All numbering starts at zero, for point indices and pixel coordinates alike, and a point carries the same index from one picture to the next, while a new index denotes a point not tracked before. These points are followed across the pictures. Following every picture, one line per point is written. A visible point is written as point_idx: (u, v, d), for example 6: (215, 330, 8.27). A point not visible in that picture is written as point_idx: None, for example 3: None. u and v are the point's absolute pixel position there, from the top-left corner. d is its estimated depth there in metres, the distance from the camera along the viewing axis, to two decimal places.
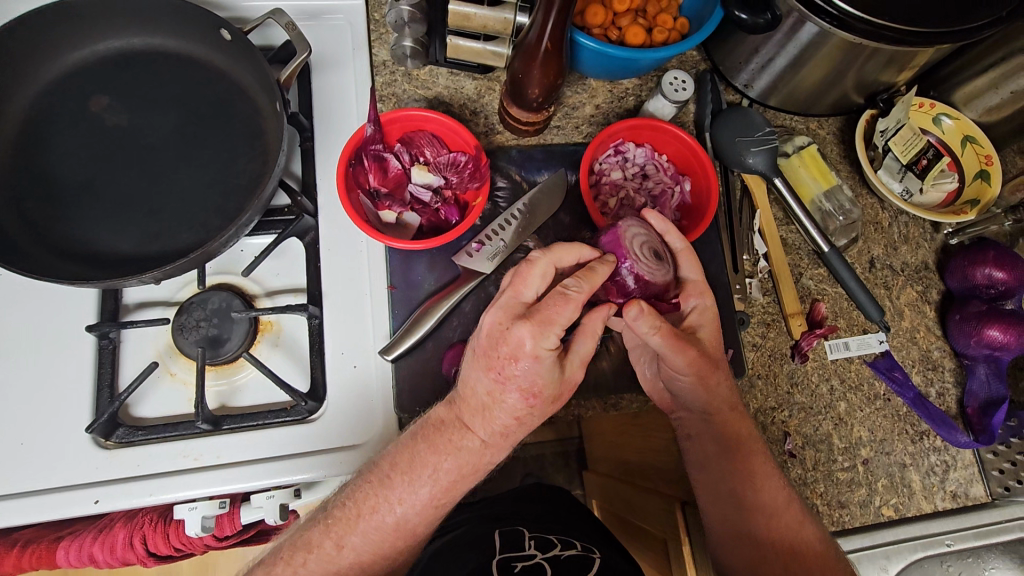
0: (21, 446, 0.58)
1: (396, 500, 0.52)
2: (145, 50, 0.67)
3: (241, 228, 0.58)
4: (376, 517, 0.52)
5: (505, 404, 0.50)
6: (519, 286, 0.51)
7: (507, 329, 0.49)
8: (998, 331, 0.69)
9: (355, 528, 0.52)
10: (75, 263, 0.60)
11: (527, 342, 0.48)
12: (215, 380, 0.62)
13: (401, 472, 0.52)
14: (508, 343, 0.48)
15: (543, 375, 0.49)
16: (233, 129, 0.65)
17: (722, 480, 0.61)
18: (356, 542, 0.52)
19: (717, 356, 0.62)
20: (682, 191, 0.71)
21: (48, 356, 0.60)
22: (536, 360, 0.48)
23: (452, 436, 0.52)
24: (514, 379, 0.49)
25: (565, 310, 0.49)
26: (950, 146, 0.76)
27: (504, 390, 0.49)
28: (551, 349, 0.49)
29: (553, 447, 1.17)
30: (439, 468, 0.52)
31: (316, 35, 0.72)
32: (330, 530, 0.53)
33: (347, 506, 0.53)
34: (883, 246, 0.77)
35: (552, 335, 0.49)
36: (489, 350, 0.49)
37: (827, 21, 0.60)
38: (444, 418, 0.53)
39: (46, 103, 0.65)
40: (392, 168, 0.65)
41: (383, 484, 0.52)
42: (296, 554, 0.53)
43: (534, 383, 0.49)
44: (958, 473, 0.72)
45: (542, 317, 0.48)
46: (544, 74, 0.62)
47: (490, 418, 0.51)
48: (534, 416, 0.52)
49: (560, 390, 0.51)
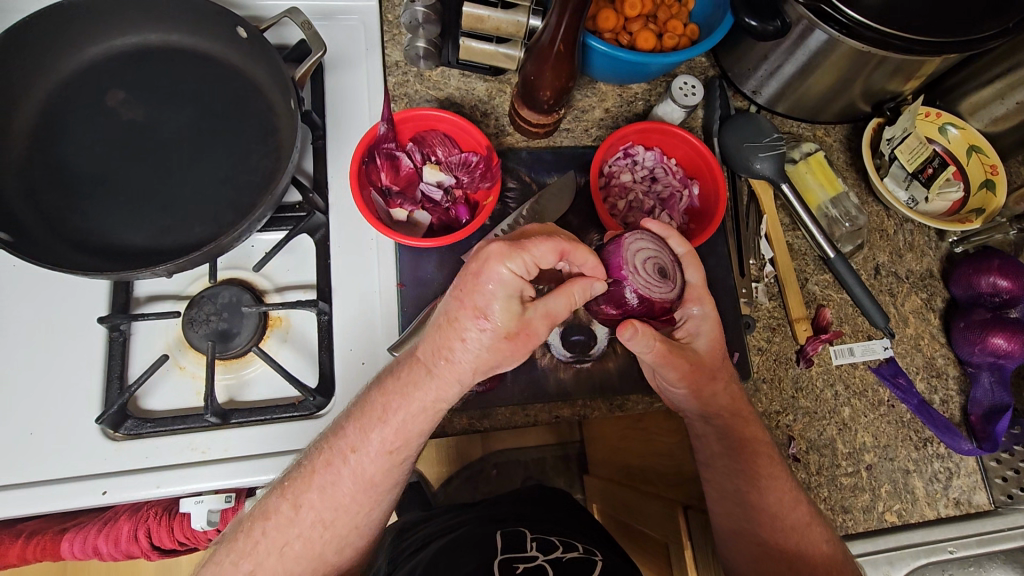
0: (31, 436, 0.58)
1: (349, 449, 0.52)
2: (162, 46, 0.68)
3: (255, 222, 0.59)
4: (331, 471, 0.52)
5: (459, 324, 0.48)
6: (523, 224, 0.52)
7: (482, 249, 0.48)
8: (1002, 339, 0.69)
9: (312, 484, 0.52)
10: (88, 254, 0.60)
11: (492, 260, 0.47)
12: (224, 374, 0.63)
13: (354, 421, 0.52)
14: (476, 259, 0.48)
15: (502, 301, 0.47)
16: (247, 126, 0.65)
17: (727, 478, 0.62)
18: (313, 499, 0.52)
19: (717, 364, 0.61)
20: (690, 195, 0.71)
21: (60, 346, 0.61)
22: (496, 282, 0.47)
23: (404, 374, 0.52)
24: (473, 295, 0.48)
25: (541, 243, 0.48)
26: (955, 154, 0.77)
27: (461, 308, 0.48)
28: (517, 276, 0.47)
29: (553, 451, 1.17)
30: (388, 410, 0.51)
31: (331, 36, 0.73)
32: (287, 492, 0.52)
33: (301, 466, 0.53)
34: (888, 253, 0.77)
35: (519, 261, 0.47)
36: (462, 269, 0.49)
37: (836, 28, 0.60)
38: (400, 359, 0.53)
39: (63, 96, 0.65)
40: (404, 167, 0.66)
41: (336, 435, 0.53)
42: (255, 524, 0.52)
43: (491, 307, 0.47)
44: (961, 481, 0.72)
45: (516, 244, 0.48)
46: (555, 76, 0.62)
47: (442, 340, 0.49)
48: (485, 351, 0.49)
49: (517, 326, 0.48)
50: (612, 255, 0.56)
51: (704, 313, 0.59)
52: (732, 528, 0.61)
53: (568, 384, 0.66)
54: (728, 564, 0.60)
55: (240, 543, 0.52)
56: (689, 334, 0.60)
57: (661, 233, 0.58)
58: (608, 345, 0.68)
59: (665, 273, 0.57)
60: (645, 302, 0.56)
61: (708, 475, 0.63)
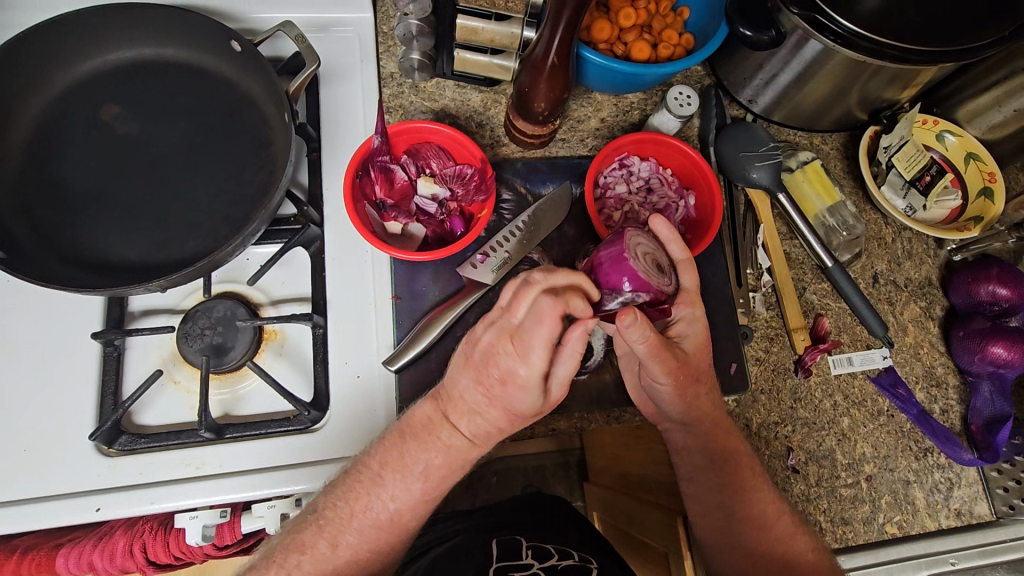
0: (24, 453, 0.58)
1: (388, 497, 0.53)
2: (157, 60, 0.68)
3: (248, 237, 0.58)
4: (371, 514, 0.53)
5: (489, 413, 0.51)
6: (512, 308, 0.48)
7: (499, 352, 0.49)
8: (1002, 348, 0.69)
9: (350, 526, 0.53)
10: (82, 270, 0.60)
11: (517, 371, 0.48)
12: (218, 389, 0.62)
13: (393, 470, 0.53)
14: (498, 366, 0.49)
15: (527, 399, 0.50)
16: (242, 140, 0.65)
17: (715, 488, 0.61)
18: (350, 540, 0.53)
19: (702, 369, 0.60)
20: (686, 206, 0.71)
21: (54, 362, 0.61)
22: (522, 386, 0.49)
23: (435, 430, 0.53)
24: (500, 397, 0.50)
25: (542, 338, 0.46)
26: (953, 162, 0.76)
27: (490, 402, 0.51)
28: (539, 377, 0.49)
29: (553, 458, 1.17)
30: (429, 465, 0.53)
31: (326, 48, 0.73)
32: (324, 530, 0.53)
33: (338, 507, 0.53)
34: (886, 261, 0.77)
35: (537, 366, 0.48)
36: (481, 364, 0.50)
37: (831, 39, 0.60)
38: (432, 416, 0.53)
39: (57, 112, 0.65)
40: (399, 180, 0.66)
41: (374, 482, 0.53)
42: (288, 556, 0.52)
43: (518, 403, 0.50)
44: (962, 491, 0.71)
45: (524, 348, 0.47)
46: (551, 88, 0.62)
47: (475, 421, 0.52)
48: (515, 424, 0.53)
49: (544, 408, 0.52)
50: (608, 251, 0.57)
51: (694, 315, 0.59)
52: (716, 532, 0.61)
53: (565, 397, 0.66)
54: (712, 565, 0.61)
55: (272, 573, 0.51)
56: (678, 333, 0.59)
57: (666, 234, 0.58)
58: (603, 358, 0.67)
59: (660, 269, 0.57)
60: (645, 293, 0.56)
61: (692, 490, 0.63)
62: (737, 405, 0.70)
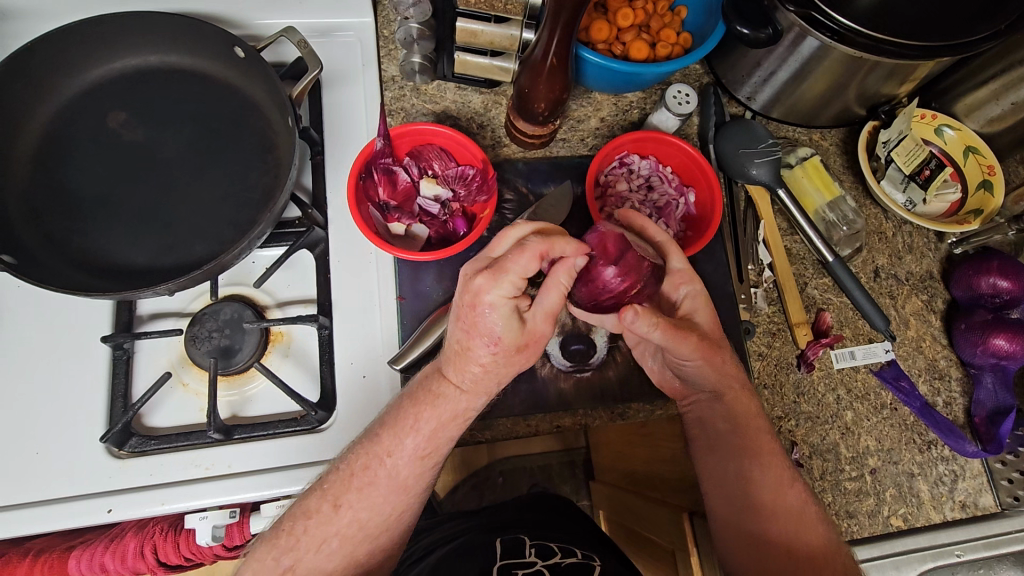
0: (37, 455, 0.59)
1: (385, 454, 0.54)
2: (161, 67, 0.69)
3: (253, 241, 0.59)
4: (369, 473, 0.53)
5: (472, 352, 0.51)
6: (493, 246, 0.52)
7: (469, 281, 0.50)
8: (1004, 340, 0.69)
9: (350, 486, 0.53)
10: (92, 275, 0.61)
11: (484, 289, 0.48)
12: (226, 390, 0.63)
13: (388, 428, 0.54)
14: (467, 291, 0.49)
15: (503, 322, 0.49)
16: (247, 144, 0.66)
17: (728, 473, 0.60)
18: (352, 499, 0.53)
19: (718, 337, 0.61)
20: (686, 203, 0.72)
21: (65, 365, 0.62)
22: (493, 308, 0.49)
23: (432, 387, 0.54)
24: (475, 325, 0.49)
25: (520, 261, 0.48)
26: (953, 155, 0.77)
27: (470, 338, 0.50)
28: (509, 297, 0.49)
29: (558, 457, 1.18)
30: (419, 419, 0.53)
31: (327, 52, 0.73)
32: (327, 492, 0.54)
33: (339, 469, 0.54)
34: (886, 256, 0.77)
35: (507, 284, 0.48)
36: (457, 300, 0.51)
37: (828, 36, 0.61)
38: (428, 373, 0.56)
39: (65, 120, 0.66)
40: (401, 181, 0.67)
41: (372, 441, 0.54)
42: (296, 523, 0.53)
43: (496, 330, 0.49)
44: (967, 483, 0.71)
45: (501, 268, 0.48)
46: (550, 89, 0.63)
47: (462, 366, 0.52)
48: (501, 366, 0.52)
49: (524, 338, 0.51)
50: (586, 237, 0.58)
51: (697, 291, 0.61)
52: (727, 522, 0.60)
53: (569, 394, 0.66)
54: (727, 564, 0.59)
55: (283, 540, 0.53)
56: (688, 312, 0.61)
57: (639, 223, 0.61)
58: (607, 354, 0.68)
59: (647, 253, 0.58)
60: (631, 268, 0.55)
61: (705, 470, 0.63)
62: None
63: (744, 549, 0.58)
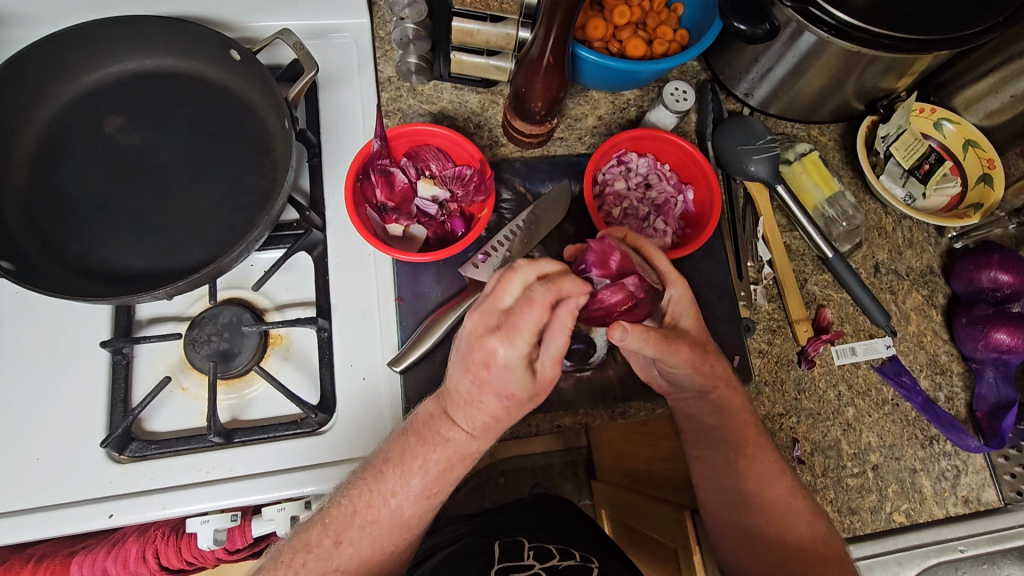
0: (38, 461, 0.59)
1: (390, 493, 0.53)
2: (157, 71, 0.68)
3: (251, 244, 0.59)
4: (372, 511, 0.52)
5: (483, 405, 0.49)
6: (498, 292, 0.48)
7: (480, 338, 0.47)
8: (1005, 334, 0.69)
9: (352, 524, 0.52)
10: (90, 280, 0.61)
11: (496, 350, 0.47)
12: (226, 394, 0.63)
13: (393, 465, 0.52)
14: (478, 349, 0.47)
15: (516, 380, 0.48)
16: (244, 147, 0.66)
17: (720, 468, 0.62)
18: (353, 537, 0.53)
19: (704, 340, 0.60)
20: (685, 200, 0.72)
21: (65, 371, 0.62)
22: (506, 368, 0.47)
23: (439, 429, 0.52)
24: (487, 382, 0.48)
25: (532, 319, 0.46)
26: (952, 149, 0.76)
27: (481, 392, 0.49)
28: (522, 357, 0.47)
29: (561, 457, 1.18)
30: (427, 459, 0.52)
31: (323, 54, 0.73)
32: (328, 528, 0.53)
33: (343, 504, 0.53)
34: (886, 251, 0.77)
35: (520, 344, 0.47)
36: (466, 353, 0.48)
37: (825, 31, 0.60)
38: (432, 413, 0.52)
39: (62, 125, 0.66)
40: (399, 182, 0.66)
41: (377, 478, 0.53)
42: (296, 555, 0.53)
43: (509, 387, 0.48)
44: (970, 478, 0.71)
45: (511, 328, 0.47)
46: (547, 88, 0.63)
47: (472, 415, 0.50)
48: (511, 414, 0.51)
49: (535, 389, 0.49)
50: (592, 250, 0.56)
51: (683, 295, 0.58)
52: (721, 516, 0.62)
53: (569, 393, 0.66)
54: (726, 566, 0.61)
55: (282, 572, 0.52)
56: (671, 316, 0.59)
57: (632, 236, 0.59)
58: (609, 353, 0.68)
59: (639, 265, 0.57)
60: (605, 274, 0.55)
61: (700, 469, 0.64)
62: None
63: (744, 549, 0.59)
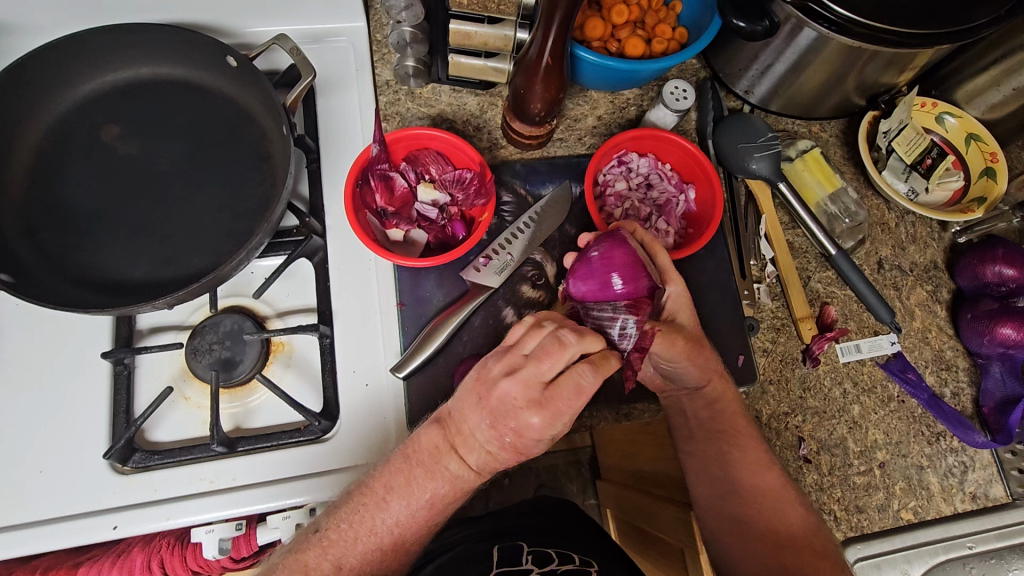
0: (41, 474, 0.59)
1: (390, 519, 0.49)
2: (153, 79, 0.68)
3: (252, 251, 0.58)
4: (373, 534, 0.49)
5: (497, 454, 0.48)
6: (543, 365, 0.45)
7: (518, 410, 0.45)
8: (1011, 329, 0.68)
9: (354, 549, 0.49)
10: (90, 291, 0.60)
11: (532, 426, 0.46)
12: (229, 402, 0.63)
13: (398, 495, 0.49)
14: (513, 420, 0.46)
15: (540, 444, 0.48)
16: (242, 155, 0.66)
17: (719, 460, 0.61)
18: (353, 562, 0.49)
19: (701, 335, 0.60)
20: (686, 200, 0.71)
21: (67, 382, 0.61)
22: (536, 438, 0.47)
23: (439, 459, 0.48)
24: (514, 445, 0.47)
25: (575, 405, 0.46)
26: (954, 144, 0.76)
27: (502, 449, 0.48)
28: (553, 431, 0.47)
29: (565, 457, 1.18)
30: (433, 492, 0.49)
31: (320, 58, 0.73)
32: (327, 551, 0.49)
33: (341, 527, 0.49)
34: (890, 247, 0.77)
35: (556, 424, 0.46)
36: (497, 415, 0.46)
37: (825, 26, 0.60)
38: (437, 445, 0.49)
39: (58, 135, 0.66)
40: (399, 187, 0.66)
41: (378, 506, 0.49)
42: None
43: (531, 449, 0.48)
44: (977, 474, 0.71)
45: (553, 409, 0.45)
46: (546, 90, 0.62)
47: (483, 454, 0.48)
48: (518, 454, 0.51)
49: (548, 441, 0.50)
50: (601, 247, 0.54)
51: (681, 293, 0.58)
52: (715, 511, 0.61)
53: None
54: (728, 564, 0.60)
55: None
56: (669, 314, 0.58)
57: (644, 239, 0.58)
58: None
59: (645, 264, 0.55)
60: (621, 265, 0.53)
61: (691, 464, 0.63)
62: (746, 398, 0.69)
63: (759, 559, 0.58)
